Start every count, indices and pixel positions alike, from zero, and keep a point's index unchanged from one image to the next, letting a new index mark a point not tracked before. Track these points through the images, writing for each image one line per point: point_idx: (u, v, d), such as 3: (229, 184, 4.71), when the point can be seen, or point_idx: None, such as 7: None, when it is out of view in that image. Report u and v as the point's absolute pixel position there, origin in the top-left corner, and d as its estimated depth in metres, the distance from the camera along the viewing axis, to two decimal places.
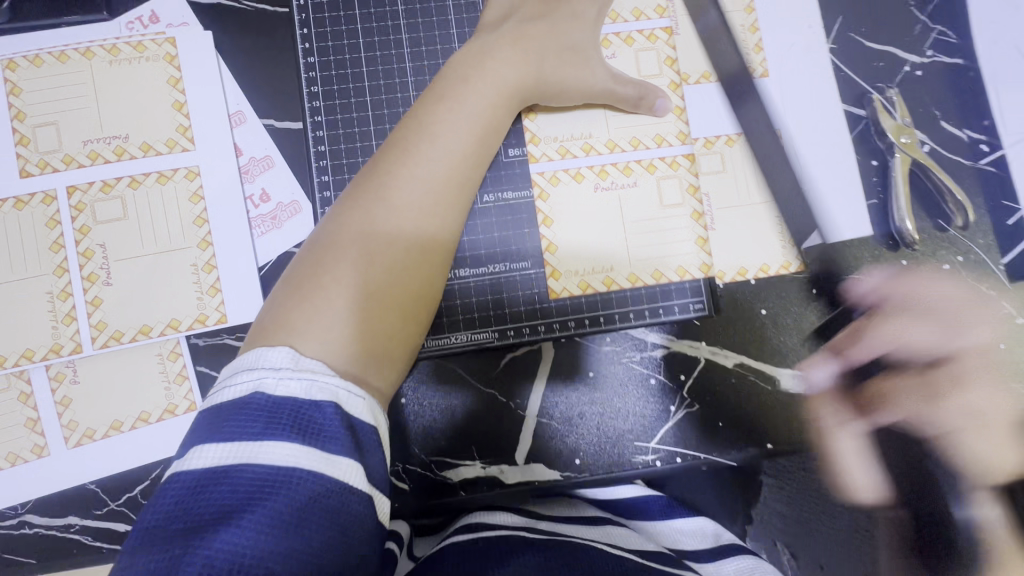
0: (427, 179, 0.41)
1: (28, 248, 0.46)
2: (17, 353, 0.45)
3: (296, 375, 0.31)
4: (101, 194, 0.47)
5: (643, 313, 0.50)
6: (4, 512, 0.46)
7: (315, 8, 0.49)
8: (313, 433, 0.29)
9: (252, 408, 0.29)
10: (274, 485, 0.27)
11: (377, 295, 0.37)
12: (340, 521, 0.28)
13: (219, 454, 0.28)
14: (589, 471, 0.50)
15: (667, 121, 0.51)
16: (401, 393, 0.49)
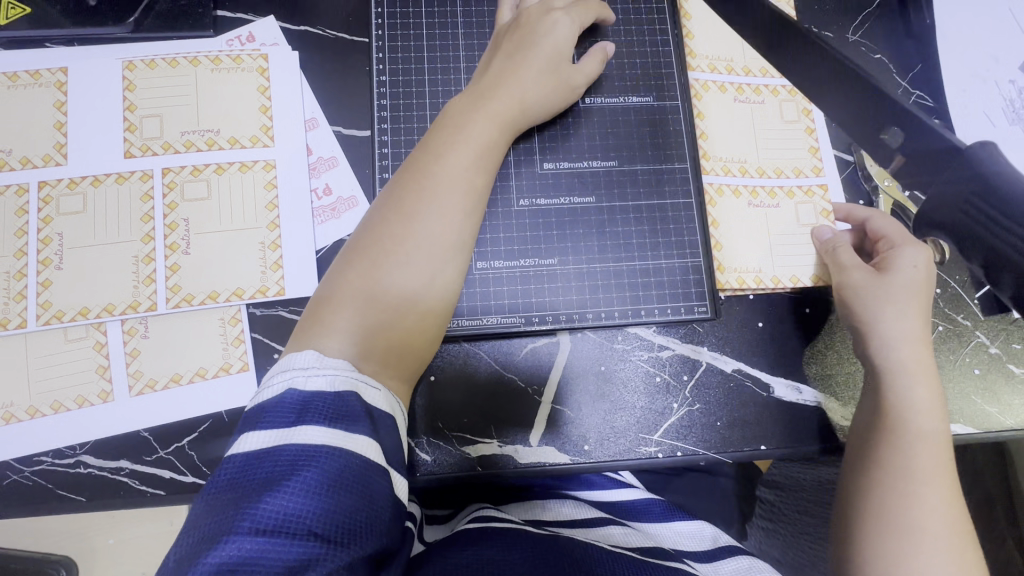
0: (442, 217, 0.45)
1: (122, 217, 0.53)
2: (100, 306, 0.51)
3: (322, 372, 0.36)
4: (191, 176, 0.54)
5: (655, 312, 0.53)
6: (63, 451, 0.50)
7: (389, 37, 0.58)
8: (339, 418, 0.34)
9: (286, 401, 0.34)
10: (311, 459, 0.32)
11: (388, 313, 0.42)
12: (367, 489, 0.33)
13: (263, 439, 0.33)
14: (594, 458, 0.53)
15: (804, 156, 0.59)
16: (430, 369, 0.53)
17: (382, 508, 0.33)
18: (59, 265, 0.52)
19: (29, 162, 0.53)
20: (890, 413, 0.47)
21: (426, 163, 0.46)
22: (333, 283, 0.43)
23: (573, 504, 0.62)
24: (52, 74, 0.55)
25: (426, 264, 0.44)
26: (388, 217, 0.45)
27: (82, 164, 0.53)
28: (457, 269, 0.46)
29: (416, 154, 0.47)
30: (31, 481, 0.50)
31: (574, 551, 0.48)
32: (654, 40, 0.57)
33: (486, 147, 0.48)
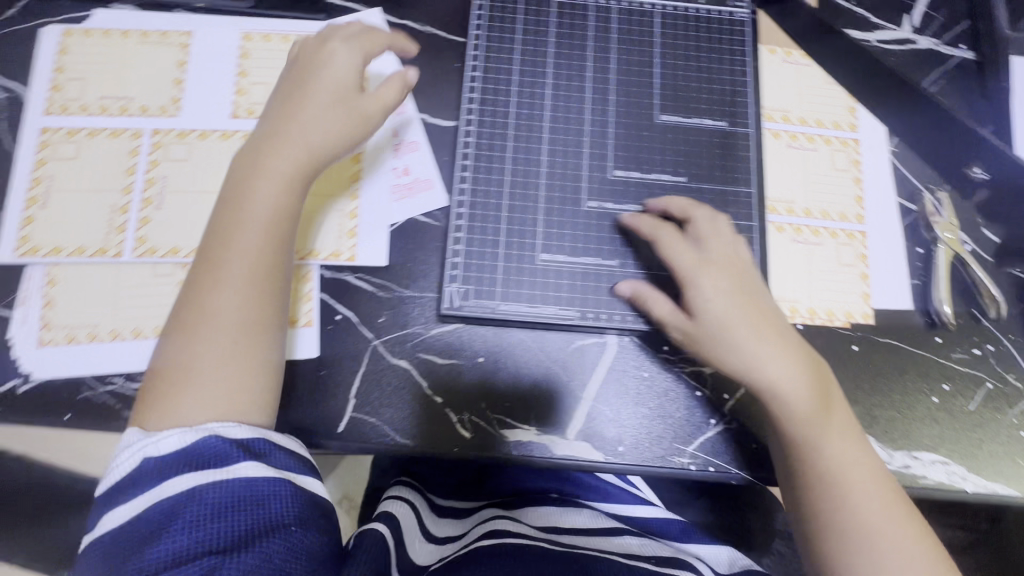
0: (238, 282, 0.46)
1: (220, 169, 0.57)
2: (189, 247, 0.55)
3: (168, 433, 0.41)
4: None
5: None
6: (134, 376, 0.54)
7: (486, 23, 0.59)
8: (200, 463, 0.39)
9: (138, 472, 0.40)
10: (181, 504, 0.38)
11: (225, 361, 0.44)
12: (253, 501, 0.39)
13: (129, 508, 0.39)
14: (627, 460, 0.54)
15: (850, 202, 0.62)
16: (479, 352, 0.55)
17: (273, 510, 0.39)
18: (159, 205, 0.56)
19: (147, 110, 0.58)
20: (832, 485, 0.47)
21: (234, 219, 0.48)
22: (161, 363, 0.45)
23: (588, 515, 0.65)
24: (180, 35, 0.61)
25: (248, 313, 0.45)
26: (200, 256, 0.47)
27: (193, 117, 0.58)
28: (277, 316, 0.47)
29: (218, 216, 0.48)
30: (101, 400, 0.53)
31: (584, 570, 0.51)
32: (734, 69, 0.59)
33: (276, 203, 0.48)
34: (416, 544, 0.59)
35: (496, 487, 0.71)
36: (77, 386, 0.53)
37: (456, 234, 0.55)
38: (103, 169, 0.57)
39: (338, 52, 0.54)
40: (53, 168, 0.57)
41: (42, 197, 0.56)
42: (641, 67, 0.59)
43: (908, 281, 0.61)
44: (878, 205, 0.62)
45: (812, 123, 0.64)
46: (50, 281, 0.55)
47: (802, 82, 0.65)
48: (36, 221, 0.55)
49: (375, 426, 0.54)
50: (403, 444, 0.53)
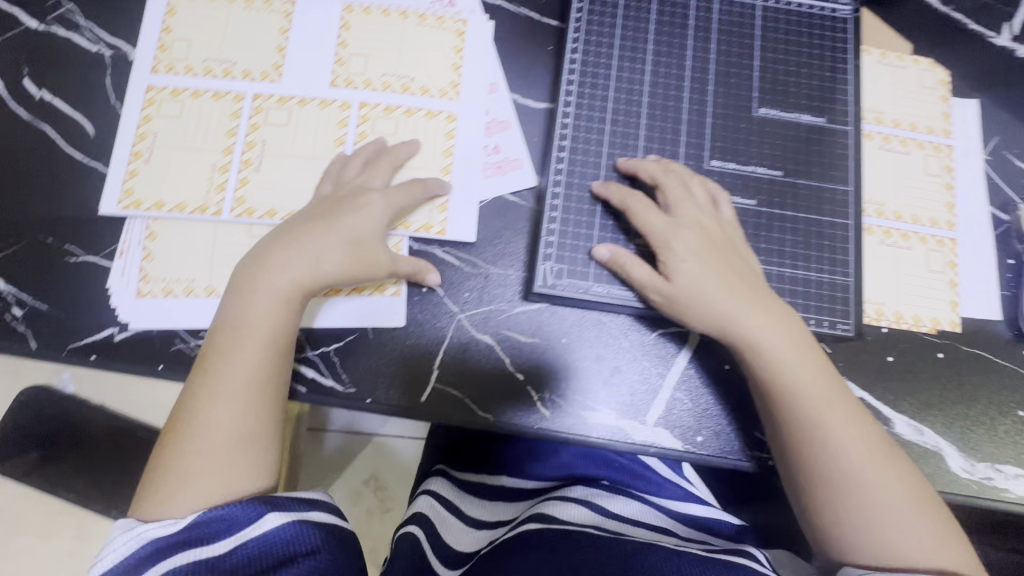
0: (229, 398, 0.48)
1: (318, 137, 0.58)
2: (285, 211, 0.56)
3: (176, 518, 0.45)
4: (384, 114, 0.59)
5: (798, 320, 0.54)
6: None
7: (589, 9, 0.60)
8: (214, 534, 0.44)
9: (143, 553, 0.43)
10: (206, 568, 0.42)
11: (218, 459, 0.47)
12: (277, 546, 0.43)
13: None
14: (705, 450, 0.55)
15: (940, 209, 0.61)
16: (563, 334, 0.56)
17: (285, 546, 0.44)
18: (257, 168, 0.57)
19: (249, 75, 0.59)
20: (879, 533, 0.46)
21: (233, 323, 0.50)
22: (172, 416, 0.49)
23: (638, 507, 0.63)
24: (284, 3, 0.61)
25: (242, 427, 0.48)
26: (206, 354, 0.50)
27: (294, 84, 0.59)
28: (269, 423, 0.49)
29: (212, 342, 0.50)
30: (192, 353, 0.55)
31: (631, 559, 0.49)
32: (836, 67, 0.59)
33: (272, 325, 0.50)
34: (450, 528, 0.63)
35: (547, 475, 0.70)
36: (170, 338, 0.55)
37: (551, 213, 0.56)
38: (204, 130, 0.58)
39: (373, 200, 0.54)
40: (157, 126, 0.58)
41: (146, 153, 0.57)
42: (743, 60, 0.58)
43: (998, 292, 0.60)
44: (970, 213, 0.61)
45: (906, 126, 0.63)
46: (150, 235, 0.56)
47: (897, 85, 0.64)
48: (139, 176, 0.57)
49: (459, 397, 0.55)
50: (483, 418, 0.55)
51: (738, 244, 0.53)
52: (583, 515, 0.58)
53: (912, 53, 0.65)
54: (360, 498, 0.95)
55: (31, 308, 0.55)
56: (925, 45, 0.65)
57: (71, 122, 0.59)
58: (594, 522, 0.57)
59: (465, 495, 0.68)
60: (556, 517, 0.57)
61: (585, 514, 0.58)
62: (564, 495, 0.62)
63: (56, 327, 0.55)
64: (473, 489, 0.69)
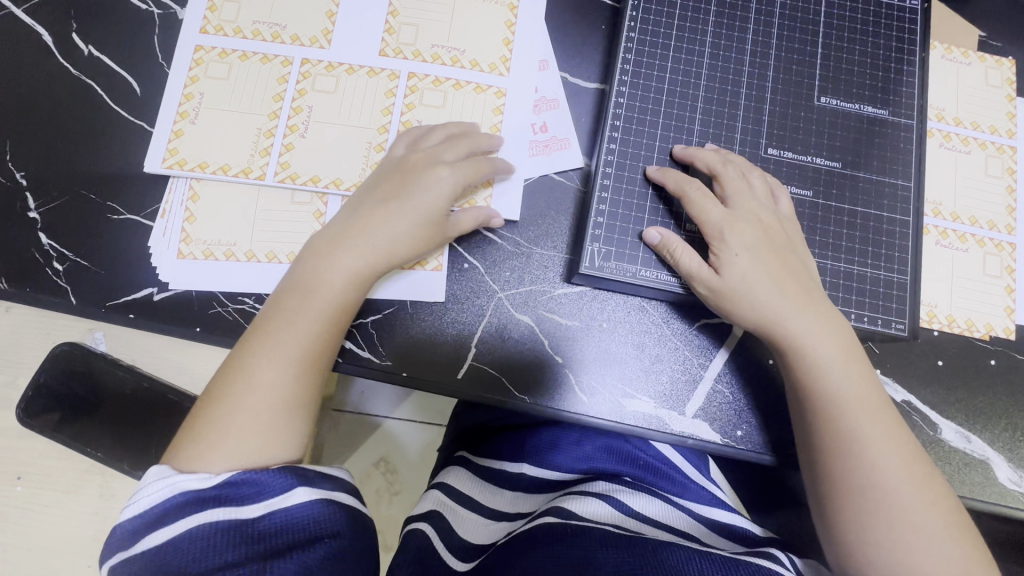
0: (289, 366, 0.48)
1: (365, 106, 0.57)
2: (329, 179, 0.56)
3: (207, 475, 0.44)
4: (432, 86, 0.58)
5: (850, 317, 0.52)
6: (264, 299, 0.55)
7: None
8: (244, 497, 0.43)
9: (169, 504, 0.42)
10: (231, 528, 0.41)
11: (265, 425, 0.46)
12: (306, 520, 0.43)
13: (166, 533, 0.40)
14: (743, 445, 0.54)
15: (1000, 211, 0.59)
16: (604, 319, 0.55)
17: (312, 521, 0.43)
18: (303, 133, 0.56)
19: (298, 39, 0.58)
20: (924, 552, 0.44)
21: (302, 293, 0.49)
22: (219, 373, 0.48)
23: (660, 508, 0.61)
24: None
25: (296, 396, 0.48)
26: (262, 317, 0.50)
27: (343, 51, 0.58)
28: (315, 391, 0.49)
29: (273, 307, 0.50)
30: (231, 317, 0.54)
31: (654, 557, 0.48)
32: (902, 58, 0.57)
33: (341, 302, 0.50)
34: (464, 521, 0.60)
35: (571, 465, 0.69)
36: (209, 301, 0.54)
37: (601, 195, 0.55)
38: (251, 93, 0.57)
39: (442, 173, 0.53)
40: (204, 86, 0.57)
41: (191, 114, 0.56)
42: (805, 47, 0.56)
43: None
44: None
45: (969, 124, 0.61)
46: (192, 196, 0.55)
47: (962, 81, 0.62)
48: (184, 136, 0.56)
49: (495, 377, 0.54)
50: (518, 399, 0.54)
51: (795, 242, 0.52)
52: (603, 511, 0.57)
53: (979, 48, 0.62)
54: (368, 479, 0.94)
55: (72, 263, 0.55)
56: (994, 41, 0.63)
57: (119, 80, 0.59)
58: (616, 521, 0.56)
59: (480, 483, 0.65)
60: (576, 511, 0.56)
61: (607, 512, 0.57)
62: (585, 490, 0.61)
63: (96, 283, 0.55)
64: (490, 476, 0.67)
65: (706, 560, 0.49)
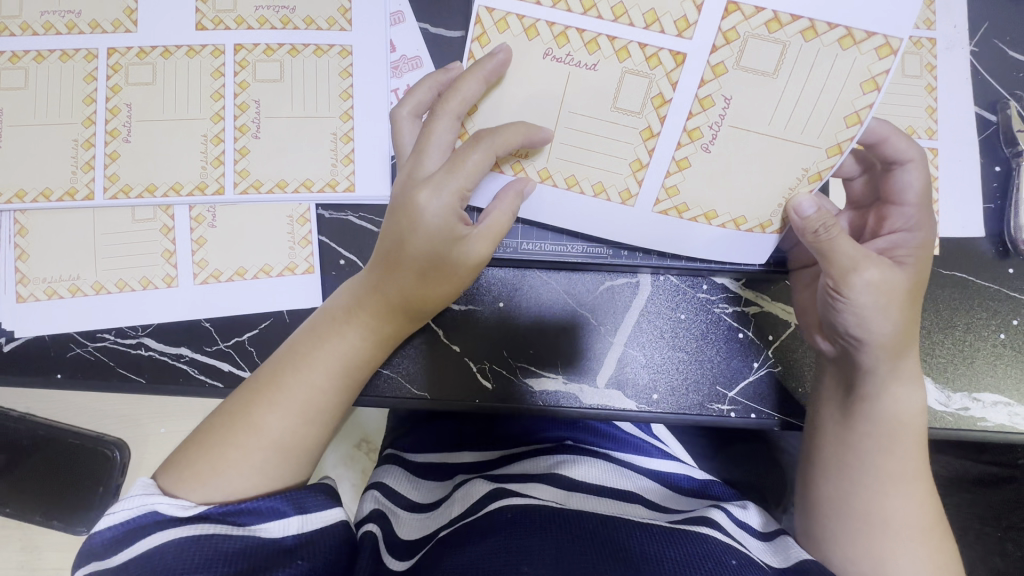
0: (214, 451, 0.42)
1: (191, 94, 0.50)
2: (167, 186, 0.49)
3: (186, 501, 0.40)
4: (646, 94, 0.46)
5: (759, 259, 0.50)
6: (125, 331, 0.49)
7: None
8: (228, 516, 0.39)
9: (148, 521, 0.38)
10: (208, 546, 0.37)
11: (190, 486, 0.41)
12: (282, 552, 0.39)
13: (143, 547, 0.37)
14: (664, 407, 0.51)
15: (919, 114, 0.53)
16: (501, 298, 0.52)
17: (284, 550, 0.39)
18: (127, 137, 0.49)
19: (98, 27, 0.50)
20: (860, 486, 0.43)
21: (299, 357, 0.45)
22: (204, 427, 0.44)
23: (601, 470, 0.57)
24: (870, 36, 0.42)
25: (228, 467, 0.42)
26: (280, 353, 0.46)
27: (755, 7, 0.43)
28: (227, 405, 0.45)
29: (278, 360, 0.46)
30: (92, 357, 0.49)
31: (599, 540, 0.43)
32: None
33: (301, 399, 0.44)
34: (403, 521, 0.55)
35: (508, 435, 0.67)
36: (66, 344, 0.49)
37: None
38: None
39: (464, 244, 0.43)
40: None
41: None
42: None
43: (983, 205, 0.53)
44: (955, 116, 0.54)
45: None
46: (20, 230, 0.49)
47: None
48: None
49: (392, 377, 0.51)
50: (420, 396, 0.51)
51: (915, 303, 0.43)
52: (540, 491, 0.52)
53: None
54: (351, 463, 0.80)
55: None
56: None
57: None
58: (557, 498, 0.50)
59: (419, 484, 0.62)
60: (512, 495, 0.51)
61: (548, 492, 0.51)
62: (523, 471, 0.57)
63: None
64: (429, 473, 0.64)
65: (645, 531, 0.45)
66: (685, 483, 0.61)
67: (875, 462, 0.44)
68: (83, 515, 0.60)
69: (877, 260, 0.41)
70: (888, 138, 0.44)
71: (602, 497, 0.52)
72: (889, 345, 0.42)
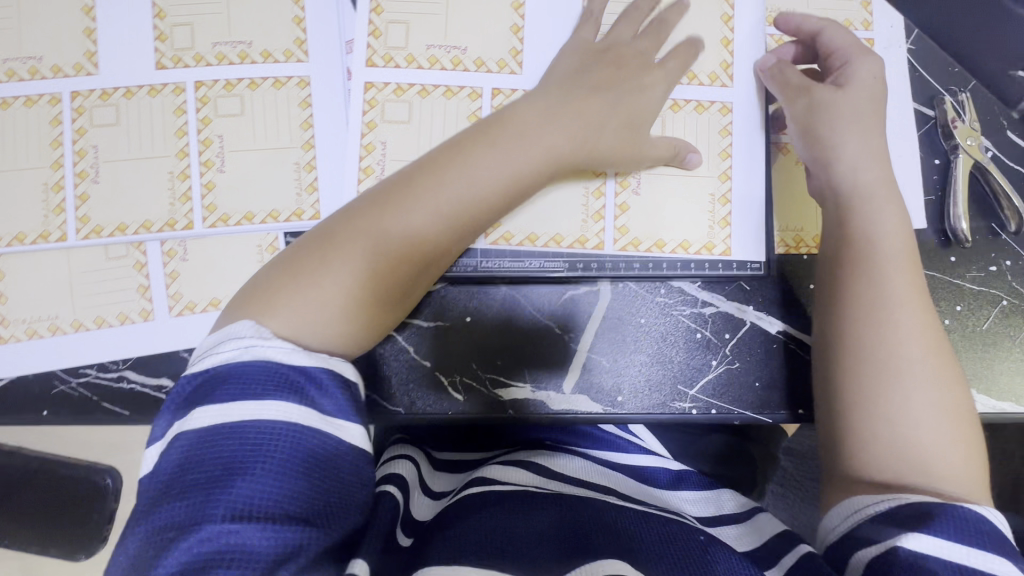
0: None
1: (156, 132, 0.51)
2: (137, 223, 0.51)
3: (279, 348, 0.38)
4: (718, 130, 0.55)
5: (717, 267, 0.54)
6: (107, 365, 0.51)
7: None
8: (309, 399, 0.37)
9: (241, 369, 0.37)
10: (278, 442, 0.35)
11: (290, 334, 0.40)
12: (340, 474, 0.37)
13: (227, 416, 0.35)
14: (629, 408, 0.54)
15: None
16: (466, 312, 0.53)
17: (348, 463, 0.38)
18: (95, 178, 0.51)
19: (60, 71, 0.51)
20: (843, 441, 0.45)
21: (391, 200, 0.44)
22: (281, 264, 0.43)
23: (579, 465, 0.60)
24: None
25: None
26: (366, 199, 0.46)
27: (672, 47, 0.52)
28: (311, 250, 0.43)
29: (365, 211, 0.44)
30: (76, 392, 0.51)
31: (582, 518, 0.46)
32: None
33: None
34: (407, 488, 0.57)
35: (490, 438, 0.70)
36: (49, 383, 0.51)
37: None
38: (446, 72, 0.53)
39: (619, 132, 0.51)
40: (409, 25, 0.53)
41: (403, 18, 0.53)
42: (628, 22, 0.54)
43: (923, 198, 0.56)
44: (898, 114, 0.56)
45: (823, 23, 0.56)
46: None
47: None
48: (385, 37, 0.53)
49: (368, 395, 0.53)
50: (395, 411, 0.53)
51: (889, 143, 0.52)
52: (524, 475, 0.55)
53: None
54: None
55: None
56: None
57: None
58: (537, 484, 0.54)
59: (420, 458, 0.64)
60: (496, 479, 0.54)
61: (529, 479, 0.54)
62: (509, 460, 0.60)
63: None
64: None
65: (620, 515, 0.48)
66: (660, 475, 0.63)
67: (832, 452, 0.47)
68: (84, 541, 0.63)
69: (852, 115, 0.52)
70: (772, 79, 0.54)
71: (585, 486, 0.55)
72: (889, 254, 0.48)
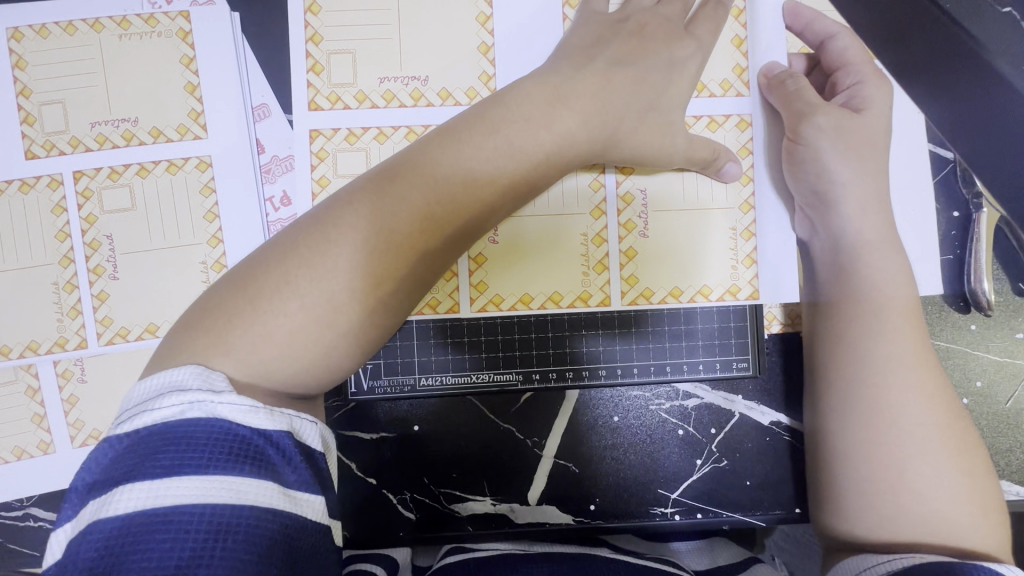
0: None
1: (33, 235, 0.44)
2: (22, 345, 0.44)
3: (234, 400, 0.27)
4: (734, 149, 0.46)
5: (698, 368, 0.47)
6: (9, 504, 0.45)
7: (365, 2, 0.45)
8: (272, 470, 0.26)
9: (181, 431, 0.26)
10: (227, 537, 0.24)
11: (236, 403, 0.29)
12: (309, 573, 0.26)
13: (158, 497, 0.24)
14: (603, 518, 0.48)
15: None
16: (414, 420, 0.47)
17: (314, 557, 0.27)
18: None
19: None
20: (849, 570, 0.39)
21: (377, 194, 0.35)
22: (225, 293, 0.32)
23: None
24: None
25: None
26: (348, 193, 0.35)
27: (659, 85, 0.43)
28: (262, 276, 0.32)
29: (337, 214, 0.34)
30: None
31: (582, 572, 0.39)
32: None
33: None
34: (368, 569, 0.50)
35: None
36: None
37: None
38: (406, 109, 0.45)
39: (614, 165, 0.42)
40: (357, 54, 0.45)
41: (348, 48, 0.45)
42: (604, 53, 0.42)
43: (940, 257, 0.48)
44: (913, 156, 0.47)
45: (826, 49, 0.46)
46: None
47: None
48: (327, 73, 0.45)
49: None
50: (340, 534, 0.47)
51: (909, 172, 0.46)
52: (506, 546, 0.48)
53: None
54: None
55: None
56: None
57: None
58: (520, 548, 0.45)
59: None
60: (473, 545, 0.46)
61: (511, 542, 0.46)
62: None
63: None
64: None
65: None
66: None
67: None
68: None
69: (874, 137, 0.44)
70: (775, 93, 0.45)
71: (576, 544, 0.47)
72: (879, 315, 0.42)
